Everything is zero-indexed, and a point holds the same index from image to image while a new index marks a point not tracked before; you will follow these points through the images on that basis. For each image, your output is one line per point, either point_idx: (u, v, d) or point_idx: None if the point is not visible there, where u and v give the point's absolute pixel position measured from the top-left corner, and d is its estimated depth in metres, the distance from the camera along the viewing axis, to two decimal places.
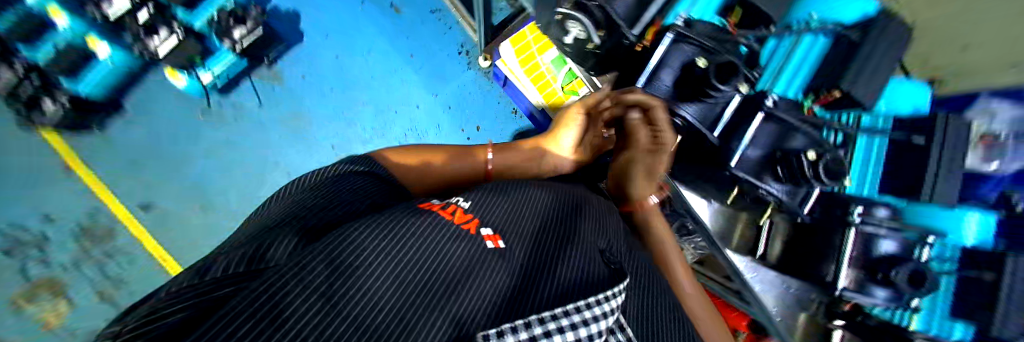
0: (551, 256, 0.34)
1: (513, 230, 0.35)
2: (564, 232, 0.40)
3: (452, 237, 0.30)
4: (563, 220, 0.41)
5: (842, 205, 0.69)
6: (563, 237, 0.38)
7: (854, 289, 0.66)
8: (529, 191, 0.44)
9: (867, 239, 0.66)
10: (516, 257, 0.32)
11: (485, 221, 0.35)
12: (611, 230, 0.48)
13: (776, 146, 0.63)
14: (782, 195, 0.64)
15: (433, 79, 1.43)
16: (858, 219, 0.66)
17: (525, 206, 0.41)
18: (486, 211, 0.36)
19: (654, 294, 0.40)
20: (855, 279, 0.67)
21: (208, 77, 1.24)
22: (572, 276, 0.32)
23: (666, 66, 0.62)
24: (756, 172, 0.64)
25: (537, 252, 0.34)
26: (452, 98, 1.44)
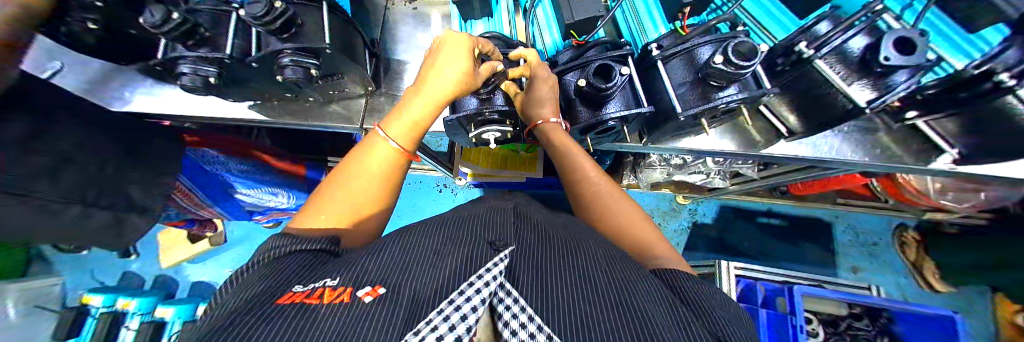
0: (439, 276, 0.30)
1: (399, 274, 0.31)
2: (450, 245, 0.37)
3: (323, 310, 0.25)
4: (452, 240, 0.38)
5: (792, 51, 0.67)
6: (445, 250, 0.35)
7: (877, 95, 0.64)
8: (414, 235, 0.40)
9: (839, 54, 0.65)
10: (408, 288, 0.29)
11: (362, 280, 0.30)
12: (552, 241, 0.44)
13: (694, 68, 0.67)
14: (745, 93, 0.64)
15: None
16: (812, 51, 0.63)
17: (401, 243, 0.38)
18: (366, 270, 0.31)
19: (547, 267, 0.37)
20: (869, 85, 0.65)
21: None
22: (468, 267, 0.31)
23: (573, 101, 0.76)
24: (702, 97, 0.67)
25: (432, 278, 0.30)
26: (421, 214, 1.71)
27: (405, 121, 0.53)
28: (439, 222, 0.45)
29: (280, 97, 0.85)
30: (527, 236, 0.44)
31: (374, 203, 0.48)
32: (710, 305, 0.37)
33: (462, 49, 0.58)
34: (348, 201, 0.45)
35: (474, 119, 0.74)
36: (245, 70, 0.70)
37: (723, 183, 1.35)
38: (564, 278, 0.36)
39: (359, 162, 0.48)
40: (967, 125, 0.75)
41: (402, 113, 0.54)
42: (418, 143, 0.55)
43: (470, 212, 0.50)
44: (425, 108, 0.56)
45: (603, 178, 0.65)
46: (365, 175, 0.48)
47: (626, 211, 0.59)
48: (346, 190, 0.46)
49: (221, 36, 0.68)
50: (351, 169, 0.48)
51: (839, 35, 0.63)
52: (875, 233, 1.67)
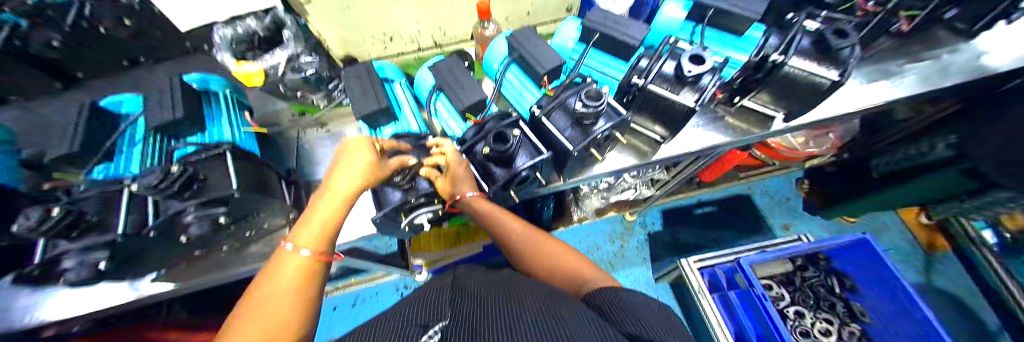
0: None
1: None
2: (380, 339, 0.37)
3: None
4: (387, 334, 0.39)
5: (631, 83, 0.87)
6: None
7: (699, 94, 0.83)
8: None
9: (661, 76, 0.85)
10: None
11: None
12: (488, 304, 0.47)
13: (569, 115, 0.83)
14: (612, 121, 0.80)
15: None
16: (642, 80, 0.83)
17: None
18: None
19: (481, 327, 0.40)
20: (691, 89, 0.84)
21: None
22: None
23: (486, 168, 0.86)
24: (582, 134, 0.81)
25: None
26: None
27: (313, 230, 0.56)
28: (377, 324, 0.44)
29: (189, 258, 0.80)
30: (463, 306, 0.47)
31: (292, 321, 0.45)
32: (633, 319, 0.43)
33: (363, 146, 0.67)
34: (258, 330, 0.41)
35: (401, 209, 0.79)
36: (143, 243, 0.67)
37: (650, 191, 1.52)
38: (497, 331, 0.38)
39: (266, 289, 0.47)
40: (775, 95, 0.98)
41: (310, 225, 0.57)
42: (332, 249, 0.57)
43: (406, 304, 0.51)
44: (333, 215, 0.60)
45: (531, 231, 0.74)
46: (279, 296, 0.46)
47: (553, 256, 0.68)
48: (254, 320, 0.42)
49: (111, 218, 0.66)
50: (258, 297, 0.46)
51: (655, 65, 0.86)
52: (782, 191, 1.97)
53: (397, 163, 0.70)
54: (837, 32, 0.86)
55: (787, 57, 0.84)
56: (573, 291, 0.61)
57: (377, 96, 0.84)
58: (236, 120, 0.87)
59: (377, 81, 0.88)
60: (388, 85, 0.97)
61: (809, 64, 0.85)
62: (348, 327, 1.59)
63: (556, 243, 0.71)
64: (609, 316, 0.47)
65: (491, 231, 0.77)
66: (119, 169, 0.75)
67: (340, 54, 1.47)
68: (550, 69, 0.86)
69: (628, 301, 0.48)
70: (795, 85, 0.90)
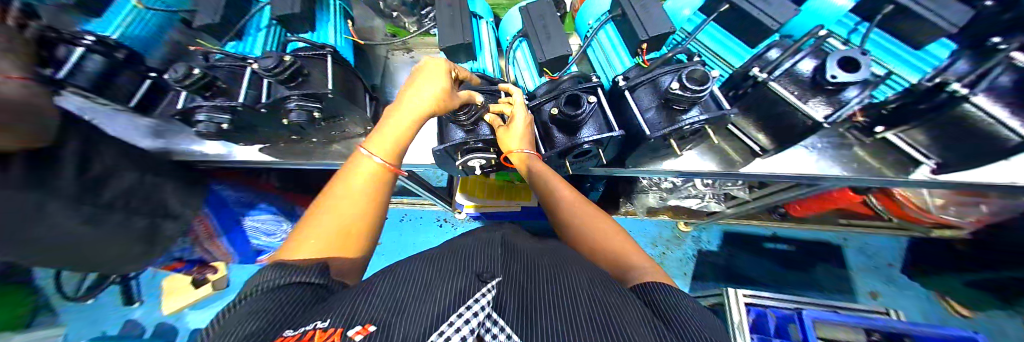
0: (427, 303, 0.33)
1: (396, 315, 0.31)
2: (437, 279, 0.38)
3: (336, 311, 0.33)
4: (442, 273, 0.40)
5: (747, 77, 0.73)
6: (432, 286, 0.37)
7: (833, 110, 0.67)
8: (402, 277, 0.40)
9: (790, 75, 0.70)
10: (398, 330, 0.27)
11: (353, 321, 0.29)
12: (534, 271, 0.46)
13: (659, 97, 0.73)
14: (707, 113, 0.68)
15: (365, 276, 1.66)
16: (765, 74, 0.68)
17: (393, 280, 0.40)
18: (356, 316, 0.31)
19: (529, 292, 0.39)
20: (824, 101, 0.68)
21: None
22: (457, 296, 0.32)
23: (550, 129, 0.81)
24: (668, 121, 0.72)
25: (421, 319, 0.29)
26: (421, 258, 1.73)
27: (387, 142, 0.59)
28: (432, 260, 0.45)
29: (286, 140, 0.94)
30: (511, 262, 0.46)
31: (361, 222, 0.51)
32: (697, 327, 0.39)
33: (439, 73, 0.67)
34: (333, 224, 0.49)
35: (460, 148, 0.78)
36: (252, 117, 0.79)
37: (719, 206, 1.36)
38: (548, 302, 0.38)
39: (341, 192, 0.53)
40: (938, 136, 0.75)
41: (384, 136, 0.60)
42: (400, 160, 0.60)
43: (455, 246, 0.52)
44: (406, 129, 0.62)
45: (583, 206, 0.70)
46: (350, 199, 0.52)
47: (603, 236, 0.64)
48: (332, 216, 0.50)
49: (234, 88, 0.78)
50: (336, 195, 0.53)
51: (791, 59, 0.69)
52: (886, 254, 1.62)
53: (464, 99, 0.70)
54: None
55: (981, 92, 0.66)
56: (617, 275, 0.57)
57: (464, 30, 0.81)
58: (341, 26, 0.93)
59: (466, 14, 0.85)
60: (475, 21, 0.93)
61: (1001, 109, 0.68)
62: (391, 239, 1.80)
63: (607, 224, 0.66)
64: (658, 312, 0.43)
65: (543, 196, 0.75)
66: (245, 48, 0.87)
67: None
68: (654, 37, 0.74)
69: (684, 304, 0.44)
70: (981, 130, 0.68)
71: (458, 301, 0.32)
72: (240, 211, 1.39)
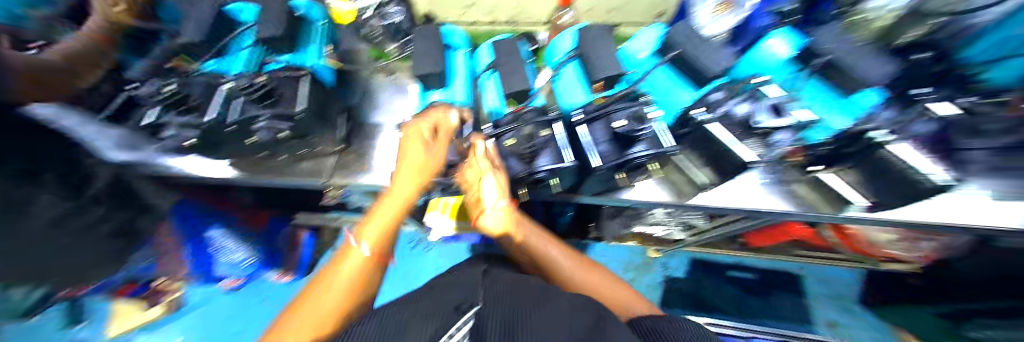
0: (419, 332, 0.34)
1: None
2: (416, 317, 0.38)
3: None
4: (424, 312, 0.40)
5: (690, 117, 0.80)
6: (412, 321, 0.37)
7: (762, 150, 0.74)
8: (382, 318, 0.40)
9: (728, 117, 0.76)
10: None
11: None
12: (518, 301, 0.46)
13: (612, 131, 0.79)
14: (651, 149, 0.74)
15: None
16: (705, 115, 0.75)
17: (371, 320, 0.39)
18: None
19: (511, 314, 0.40)
20: (757, 143, 0.75)
21: None
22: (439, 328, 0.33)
23: (510, 157, 0.84)
24: (620, 154, 0.77)
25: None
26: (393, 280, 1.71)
27: (377, 223, 0.60)
28: (415, 304, 0.45)
29: (256, 156, 0.96)
30: (491, 298, 0.46)
31: (350, 298, 0.48)
32: None
33: (415, 142, 0.74)
34: (319, 309, 0.44)
35: (422, 172, 0.81)
36: (223, 133, 0.82)
37: (685, 235, 1.41)
38: (535, 316, 0.41)
39: (328, 281, 0.49)
40: (865, 176, 0.81)
41: (375, 218, 0.61)
42: (388, 246, 0.59)
43: (440, 291, 0.51)
44: (394, 210, 0.63)
45: (562, 256, 0.72)
46: (339, 280, 0.50)
47: (587, 283, 0.66)
48: (321, 299, 0.46)
49: (207, 104, 0.82)
50: (321, 284, 0.49)
51: (727, 103, 0.76)
52: (847, 286, 1.68)
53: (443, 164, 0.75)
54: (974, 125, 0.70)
55: (890, 139, 0.75)
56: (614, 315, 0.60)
57: (434, 60, 0.86)
58: (325, 49, 0.96)
59: (440, 46, 0.91)
60: (452, 52, 1.01)
61: (917, 154, 0.74)
62: None
63: (586, 270, 0.70)
64: None
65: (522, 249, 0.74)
66: (225, 67, 0.91)
67: (422, 9, 1.44)
68: (609, 77, 0.82)
69: (663, 325, 0.49)
70: (895, 173, 0.75)
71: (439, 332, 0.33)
72: (202, 225, 1.34)
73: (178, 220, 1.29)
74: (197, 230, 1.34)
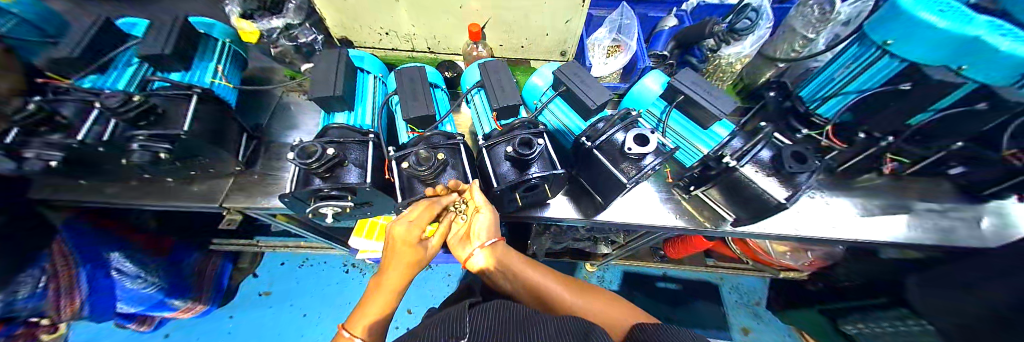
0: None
1: None
2: None
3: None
4: None
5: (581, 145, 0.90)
6: None
7: (636, 172, 0.81)
8: None
9: (610, 144, 0.86)
10: None
11: None
12: (504, 335, 0.46)
13: (508, 155, 0.84)
14: (541, 172, 0.81)
15: (285, 325, 1.59)
16: (589, 143, 0.87)
17: None
18: None
19: None
20: (632, 167, 0.82)
21: None
22: None
23: (413, 181, 0.84)
24: (516, 176, 0.83)
25: None
26: (324, 308, 1.63)
27: (378, 304, 0.71)
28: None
29: (140, 178, 0.90)
30: (478, 331, 0.46)
31: None
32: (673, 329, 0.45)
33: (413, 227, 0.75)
34: None
35: (315, 195, 0.80)
36: (95, 152, 0.77)
37: (607, 249, 1.50)
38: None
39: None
40: (725, 195, 0.95)
41: (379, 294, 0.72)
42: (382, 323, 0.70)
43: (433, 324, 0.50)
44: (393, 284, 0.73)
45: (562, 286, 0.75)
46: None
47: (586, 307, 0.69)
48: None
49: (77, 123, 0.76)
50: None
51: (609, 132, 0.87)
52: (754, 292, 1.86)
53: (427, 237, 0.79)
54: (798, 154, 0.85)
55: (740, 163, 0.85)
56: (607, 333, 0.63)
57: (337, 84, 0.88)
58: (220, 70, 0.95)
59: (347, 70, 0.94)
60: (362, 76, 1.06)
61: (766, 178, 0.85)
62: (291, 285, 1.70)
63: (589, 298, 0.72)
64: None
65: (521, 281, 0.76)
66: (107, 84, 0.86)
67: (338, 34, 1.33)
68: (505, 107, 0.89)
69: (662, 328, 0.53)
70: (750, 193, 0.87)
71: None
72: (104, 246, 1.13)
73: (75, 240, 1.08)
74: (98, 252, 1.13)
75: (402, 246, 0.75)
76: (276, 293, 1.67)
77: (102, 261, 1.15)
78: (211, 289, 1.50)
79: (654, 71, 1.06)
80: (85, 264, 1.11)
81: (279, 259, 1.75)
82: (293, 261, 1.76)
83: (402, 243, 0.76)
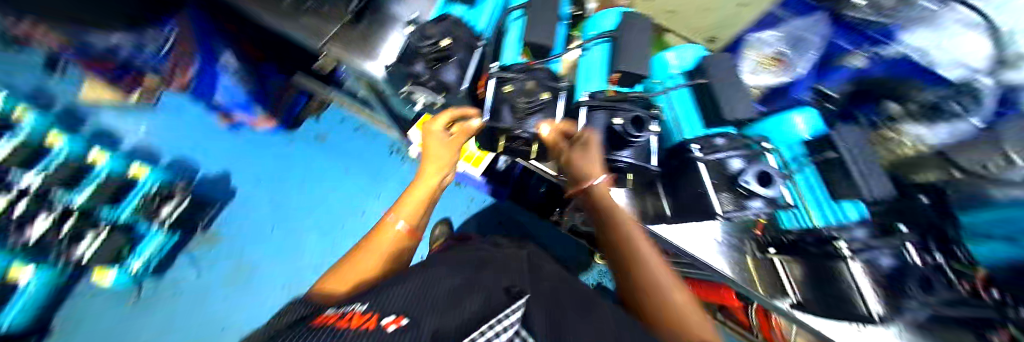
0: (414, 336, 0.31)
1: (427, 313, 0.39)
2: (459, 292, 0.45)
3: (330, 334, 0.32)
4: (468, 287, 0.47)
5: (685, 150, 0.79)
6: (457, 298, 0.43)
7: (733, 208, 0.73)
8: (428, 280, 0.48)
9: (720, 166, 0.74)
10: (427, 321, 0.36)
11: (386, 309, 0.39)
12: (552, 298, 0.49)
13: (608, 126, 0.75)
14: (634, 158, 0.74)
15: (320, 178, 1.55)
16: (698, 153, 0.76)
17: (413, 283, 0.47)
18: (389, 306, 0.40)
19: (555, 313, 0.42)
20: (730, 200, 0.73)
21: (62, 196, 1.09)
22: (485, 307, 0.39)
23: (501, 105, 0.77)
24: (606, 149, 0.76)
25: (451, 317, 0.37)
26: (360, 178, 1.58)
27: (412, 204, 0.64)
28: (454, 271, 0.53)
29: None
30: (535, 285, 0.52)
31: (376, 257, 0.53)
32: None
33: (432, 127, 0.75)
34: (359, 269, 0.50)
35: (410, 77, 0.77)
36: None
37: None
38: (578, 335, 0.35)
39: (391, 226, 0.59)
40: (806, 276, 0.84)
41: (420, 187, 0.67)
42: (419, 220, 0.63)
43: (494, 261, 0.58)
44: (429, 186, 0.68)
45: (646, 240, 0.58)
46: (379, 242, 0.56)
47: (654, 268, 0.52)
48: (360, 261, 0.52)
49: None
50: (367, 243, 0.56)
51: (728, 151, 0.75)
52: None
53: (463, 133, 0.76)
54: None
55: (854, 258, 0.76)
56: (642, 309, 0.48)
57: None
58: None
59: None
60: None
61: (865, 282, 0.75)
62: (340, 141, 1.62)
63: (667, 271, 0.54)
64: None
65: (599, 217, 0.67)
66: None
67: None
68: (628, 71, 0.74)
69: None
70: (838, 289, 0.77)
71: (481, 310, 0.38)
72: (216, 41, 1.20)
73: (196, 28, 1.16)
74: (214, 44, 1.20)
75: (433, 139, 0.75)
76: (325, 147, 1.60)
77: (215, 53, 1.24)
78: (284, 111, 1.53)
79: (807, 107, 0.86)
80: (203, 49, 1.22)
81: (338, 115, 1.66)
82: (351, 122, 1.66)
83: (433, 138, 0.75)
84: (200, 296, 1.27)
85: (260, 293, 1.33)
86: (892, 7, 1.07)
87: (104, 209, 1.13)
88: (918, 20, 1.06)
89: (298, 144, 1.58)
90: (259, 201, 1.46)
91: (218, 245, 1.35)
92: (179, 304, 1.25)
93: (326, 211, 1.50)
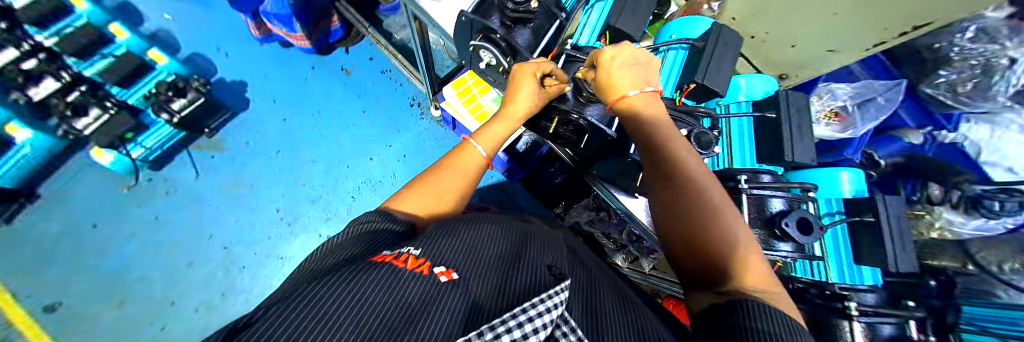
0: (459, 299, 0.28)
1: (470, 267, 0.35)
2: (504, 256, 0.41)
3: (381, 271, 0.29)
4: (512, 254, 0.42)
5: (731, 178, 0.76)
6: (502, 262, 0.39)
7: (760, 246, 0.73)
8: (470, 234, 0.43)
9: (760, 202, 0.74)
10: (472, 281, 0.32)
11: (437, 257, 0.35)
12: (592, 280, 0.46)
13: None
14: None
15: (335, 115, 1.46)
16: (745, 184, 0.73)
17: (456, 231, 0.43)
18: (435, 252, 0.36)
19: (594, 295, 0.39)
20: (760, 238, 0.73)
21: (92, 70, 1.13)
22: (530, 279, 0.35)
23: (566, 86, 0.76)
24: None
25: (490, 285, 0.32)
26: (372, 124, 1.47)
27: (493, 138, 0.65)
28: (495, 229, 0.48)
29: None
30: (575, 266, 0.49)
31: (458, 187, 0.57)
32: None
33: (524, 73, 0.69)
34: (439, 193, 0.54)
35: (482, 31, 0.75)
36: None
37: (622, 262, 1.40)
38: (620, 330, 0.32)
39: (476, 151, 0.61)
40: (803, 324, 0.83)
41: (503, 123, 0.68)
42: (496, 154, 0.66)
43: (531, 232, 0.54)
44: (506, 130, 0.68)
45: (711, 184, 0.47)
46: (461, 171, 0.58)
47: (720, 220, 0.42)
48: (443, 186, 0.55)
49: None
50: (451, 166, 0.58)
51: (772, 190, 0.74)
52: None
53: (553, 89, 0.72)
54: None
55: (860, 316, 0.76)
56: (707, 283, 0.40)
57: None
58: None
59: None
60: None
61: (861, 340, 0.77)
62: (364, 80, 1.52)
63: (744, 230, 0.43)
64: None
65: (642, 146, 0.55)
66: None
67: None
68: (704, 86, 0.72)
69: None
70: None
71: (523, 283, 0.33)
72: None
73: None
74: None
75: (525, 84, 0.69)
76: (348, 80, 1.51)
77: None
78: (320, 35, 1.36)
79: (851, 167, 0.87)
80: None
81: (367, 52, 1.55)
82: (380, 64, 1.55)
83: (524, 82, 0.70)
84: (195, 196, 1.29)
85: (251, 214, 1.30)
86: (968, 94, 1.09)
87: (115, 87, 1.16)
88: (983, 114, 1.12)
89: (319, 72, 1.50)
90: (272, 123, 1.41)
91: (221, 153, 1.34)
92: (175, 201, 1.27)
93: (325, 154, 1.40)
